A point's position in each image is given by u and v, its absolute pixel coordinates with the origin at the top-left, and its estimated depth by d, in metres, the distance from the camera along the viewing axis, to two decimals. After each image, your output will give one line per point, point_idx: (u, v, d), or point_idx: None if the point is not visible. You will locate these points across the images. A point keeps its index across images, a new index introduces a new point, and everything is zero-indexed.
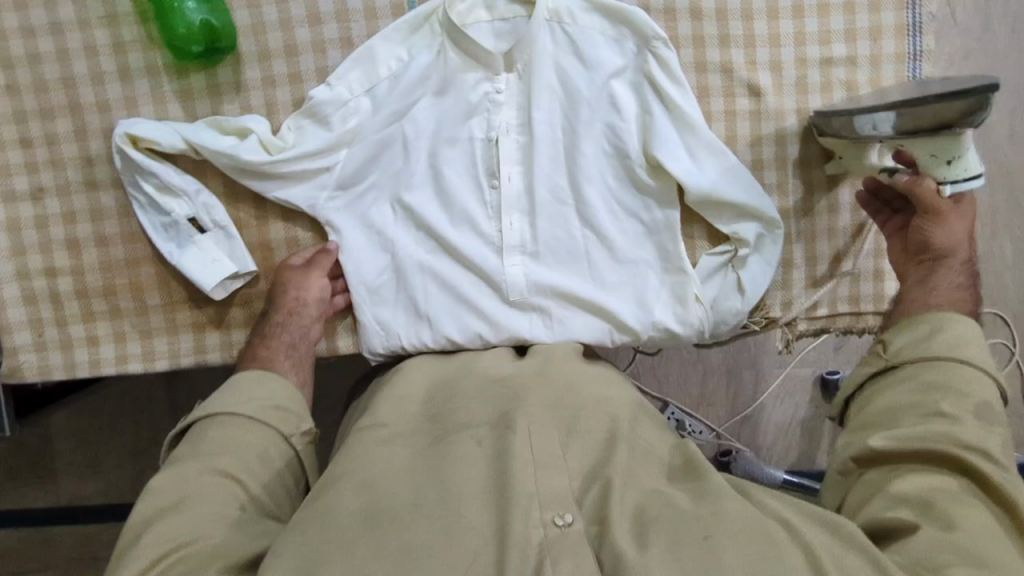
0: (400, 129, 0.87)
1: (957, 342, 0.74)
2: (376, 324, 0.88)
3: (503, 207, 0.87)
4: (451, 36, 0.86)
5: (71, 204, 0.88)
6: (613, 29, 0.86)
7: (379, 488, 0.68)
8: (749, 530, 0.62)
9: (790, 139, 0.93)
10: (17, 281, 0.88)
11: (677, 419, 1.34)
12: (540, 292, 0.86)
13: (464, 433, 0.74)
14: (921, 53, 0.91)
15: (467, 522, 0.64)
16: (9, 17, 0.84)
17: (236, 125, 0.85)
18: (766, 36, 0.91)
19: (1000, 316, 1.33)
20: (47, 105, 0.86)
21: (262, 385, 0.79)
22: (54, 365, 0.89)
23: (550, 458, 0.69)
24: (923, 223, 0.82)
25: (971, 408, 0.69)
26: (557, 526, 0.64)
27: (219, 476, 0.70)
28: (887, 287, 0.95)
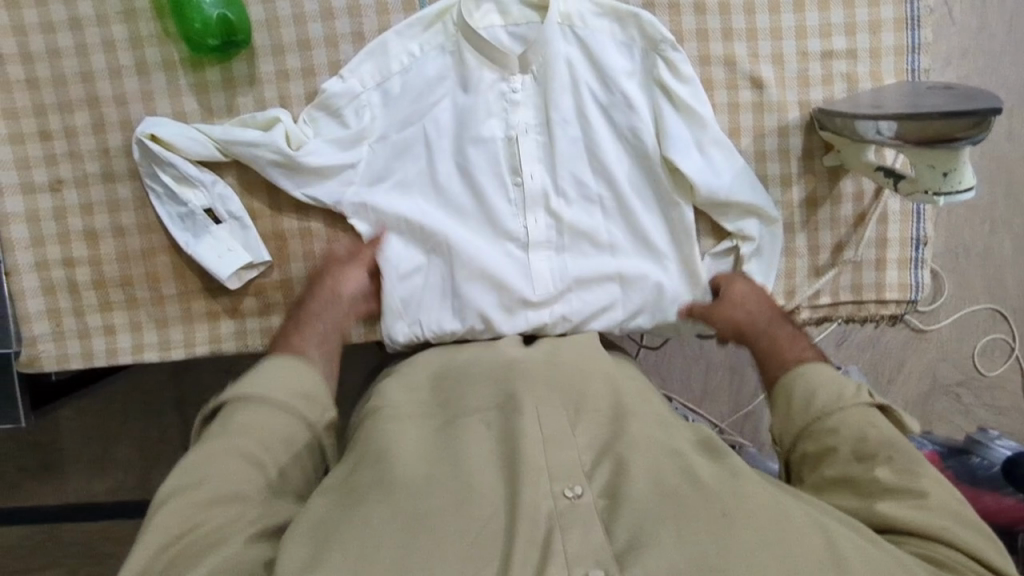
0: (422, 130, 0.89)
1: (836, 392, 0.76)
2: (404, 309, 0.90)
3: (527, 204, 0.89)
4: (466, 37, 0.87)
5: (89, 196, 0.89)
6: (623, 34, 0.89)
7: (394, 462, 0.70)
8: (770, 513, 0.63)
9: (792, 131, 0.95)
10: (36, 272, 0.90)
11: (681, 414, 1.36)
12: (579, 291, 0.90)
13: (474, 415, 0.76)
14: (919, 47, 0.94)
15: (478, 491, 0.66)
16: (30, 13, 0.86)
17: (265, 120, 0.88)
18: (769, 29, 0.93)
19: (999, 311, 1.35)
20: (66, 99, 0.88)
21: (292, 372, 0.76)
22: (72, 355, 0.91)
23: (559, 434, 0.71)
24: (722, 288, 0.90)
25: (853, 453, 0.71)
26: (567, 498, 0.65)
27: (251, 461, 0.70)
28: (887, 275, 0.98)
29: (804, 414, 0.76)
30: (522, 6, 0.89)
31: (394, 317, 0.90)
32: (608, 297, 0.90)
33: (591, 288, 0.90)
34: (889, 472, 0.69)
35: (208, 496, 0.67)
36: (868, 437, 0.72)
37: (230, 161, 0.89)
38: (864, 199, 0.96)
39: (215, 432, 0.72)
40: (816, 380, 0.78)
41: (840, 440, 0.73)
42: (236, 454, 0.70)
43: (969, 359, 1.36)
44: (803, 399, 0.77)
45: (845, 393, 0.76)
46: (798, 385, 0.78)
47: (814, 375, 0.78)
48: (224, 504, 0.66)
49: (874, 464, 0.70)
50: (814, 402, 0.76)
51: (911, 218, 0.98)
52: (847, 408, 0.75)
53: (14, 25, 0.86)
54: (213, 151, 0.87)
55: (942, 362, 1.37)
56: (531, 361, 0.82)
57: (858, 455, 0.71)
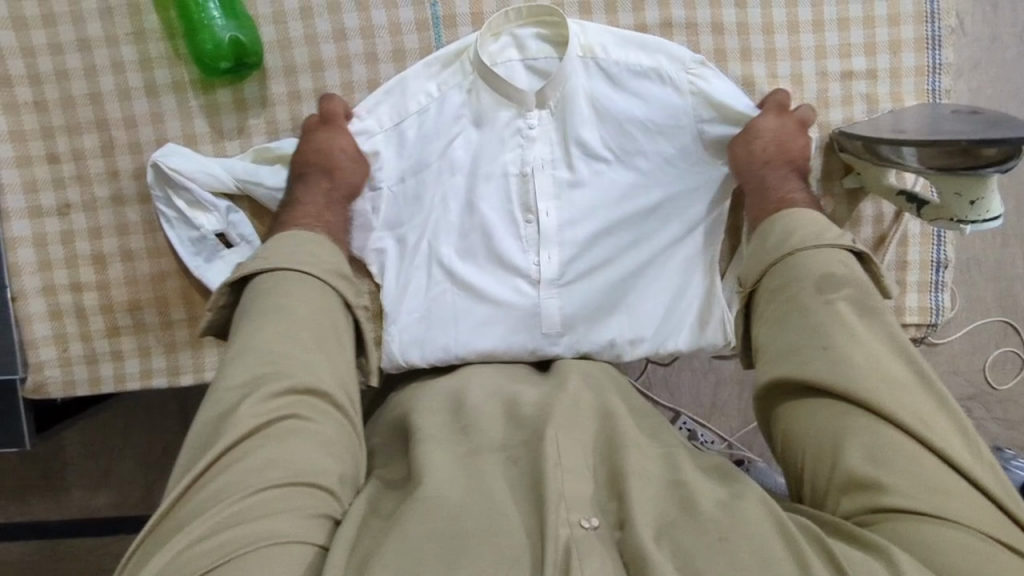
0: (436, 165, 0.89)
1: (809, 235, 0.77)
2: (404, 339, 0.89)
3: (539, 241, 0.89)
4: (481, 75, 0.87)
5: (98, 219, 0.88)
6: (647, 63, 0.88)
7: (425, 483, 0.68)
8: (770, 535, 0.62)
9: (811, 153, 0.93)
10: (43, 296, 0.89)
11: (688, 429, 1.33)
12: (589, 325, 0.91)
13: (496, 452, 0.74)
14: (941, 67, 0.92)
15: (514, 522, 0.65)
16: (37, 34, 0.84)
17: (281, 153, 0.87)
18: (788, 49, 0.92)
19: (1011, 324, 1.33)
20: (74, 121, 0.86)
21: (307, 303, 0.75)
22: (79, 381, 0.89)
23: (577, 465, 0.70)
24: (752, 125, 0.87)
25: (818, 284, 0.73)
26: (583, 527, 0.64)
27: (292, 429, 0.67)
28: (908, 298, 0.96)
29: (780, 247, 0.77)
30: (539, 43, 0.89)
31: (395, 348, 0.90)
32: (615, 329, 0.91)
33: (600, 326, 0.91)
34: (859, 454, 0.65)
35: (248, 476, 0.63)
36: (835, 274, 0.73)
37: (244, 194, 0.88)
38: (883, 221, 0.95)
39: (218, 407, 0.68)
40: (804, 220, 0.79)
41: (804, 275, 0.74)
42: (270, 418, 0.67)
43: (980, 373, 1.34)
44: (779, 237, 0.78)
45: (826, 233, 0.77)
46: (781, 226, 0.79)
47: (805, 216, 0.79)
48: (271, 482, 0.63)
49: (836, 300, 0.72)
50: (787, 240, 0.77)
51: (929, 241, 0.96)
52: (821, 246, 0.75)
53: (21, 47, 0.84)
54: (228, 184, 0.86)
55: (954, 376, 1.34)
56: (546, 396, 0.80)
57: (823, 288, 0.73)
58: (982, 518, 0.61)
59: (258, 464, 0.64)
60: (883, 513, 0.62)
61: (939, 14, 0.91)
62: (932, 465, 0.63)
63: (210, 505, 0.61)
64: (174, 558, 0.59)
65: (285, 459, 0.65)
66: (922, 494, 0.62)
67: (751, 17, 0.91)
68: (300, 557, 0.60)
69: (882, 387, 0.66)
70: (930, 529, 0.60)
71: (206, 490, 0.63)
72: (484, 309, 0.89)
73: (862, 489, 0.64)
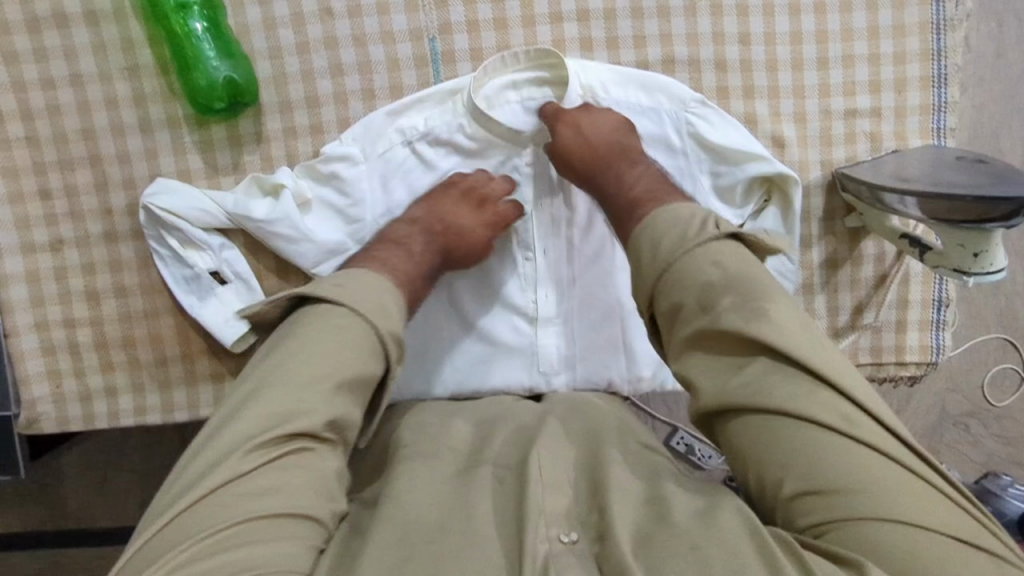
0: None
1: (676, 229, 0.69)
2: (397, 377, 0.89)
3: (536, 277, 0.89)
4: (475, 117, 0.86)
5: (90, 254, 0.87)
6: (648, 101, 0.87)
7: (393, 500, 0.65)
8: (743, 547, 0.56)
9: (814, 192, 0.92)
10: (36, 333, 0.88)
11: (687, 444, 1.21)
12: (586, 364, 0.90)
13: (485, 466, 0.70)
14: (947, 105, 0.91)
15: (493, 537, 0.61)
16: (30, 70, 0.84)
17: (272, 184, 0.85)
18: (791, 86, 0.91)
19: (1011, 341, 1.25)
20: (67, 157, 0.85)
21: (339, 337, 0.68)
22: (73, 417, 0.89)
23: (561, 478, 0.67)
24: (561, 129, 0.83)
25: (700, 299, 0.65)
26: (563, 542, 0.60)
27: (290, 465, 0.61)
28: (908, 337, 0.95)
29: (652, 264, 0.69)
30: (537, 82, 0.88)
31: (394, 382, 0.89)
32: (613, 366, 0.91)
33: (596, 365, 0.90)
34: (792, 459, 0.58)
35: (232, 507, 0.57)
36: (712, 282, 0.65)
37: (240, 228, 0.87)
38: (885, 260, 0.94)
39: (210, 441, 0.62)
40: (663, 223, 0.71)
41: (684, 292, 0.66)
42: (271, 459, 0.61)
43: (979, 390, 1.27)
44: (649, 248, 0.70)
45: (688, 231, 0.69)
46: (645, 236, 0.71)
47: (663, 216, 0.72)
48: (257, 515, 0.58)
49: (719, 314, 0.63)
50: (658, 251, 0.69)
51: (932, 280, 0.95)
52: (690, 250, 0.67)
53: (14, 83, 0.84)
54: (222, 220, 0.84)
55: (949, 392, 1.28)
56: (530, 423, 0.77)
57: (702, 305, 0.65)
58: (944, 520, 0.54)
59: (258, 496, 0.59)
60: (829, 520, 0.56)
61: (945, 53, 0.90)
62: (873, 461, 0.56)
63: (186, 542, 0.56)
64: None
65: (278, 495, 0.59)
66: (865, 491, 0.55)
67: (755, 53, 0.90)
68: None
69: (794, 388, 0.59)
70: (881, 531, 0.53)
71: (184, 523, 0.57)
72: (483, 346, 0.89)
73: (811, 498, 0.57)
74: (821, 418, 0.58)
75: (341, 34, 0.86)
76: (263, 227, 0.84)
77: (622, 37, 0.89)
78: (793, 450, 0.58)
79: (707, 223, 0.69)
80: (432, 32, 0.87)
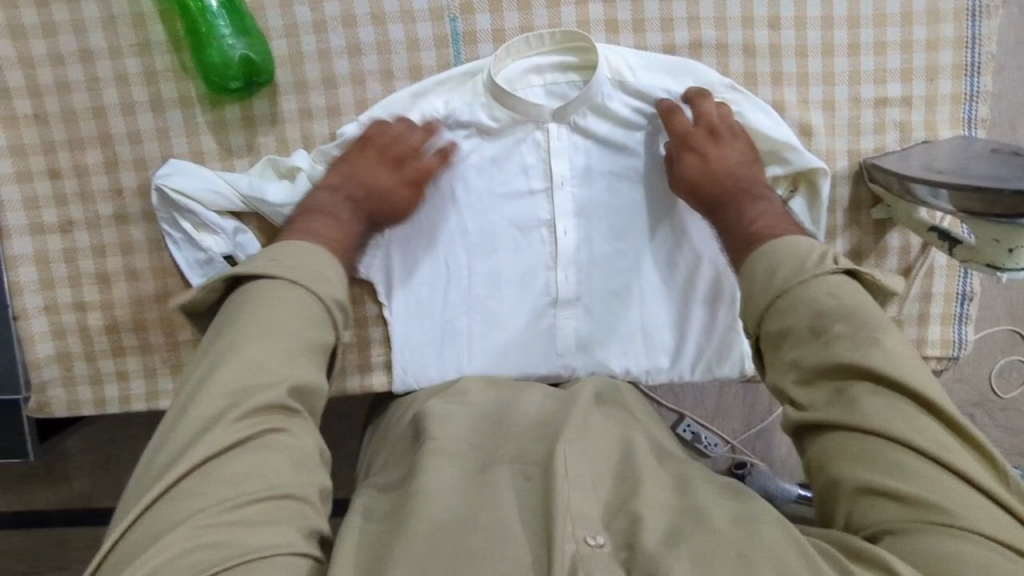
0: (450, 186, 0.86)
1: (794, 256, 0.70)
2: (406, 361, 0.88)
3: (558, 258, 0.87)
4: (497, 96, 0.83)
5: (101, 236, 0.85)
6: (676, 86, 0.85)
7: (419, 502, 0.62)
8: (790, 558, 0.55)
9: (840, 182, 0.90)
10: (46, 315, 0.86)
11: (692, 432, 1.20)
12: (604, 349, 0.90)
13: (513, 467, 0.68)
14: (978, 95, 0.89)
15: (521, 539, 0.59)
16: (37, 45, 0.81)
17: (289, 167, 0.83)
18: (820, 73, 0.88)
19: (1019, 332, 1.24)
20: (76, 136, 0.83)
21: (306, 316, 0.68)
22: (84, 401, 0.87)
23: (583, 478, 0.64)
24: (704, 139, 0.82)
25: (811, 326, 0.65)
26: (589, 544, 0.58)
27: (268, 445, 0.60)
28: (930, 331, 0.94)
29: (766, 289, 0.69)
30: (561, 66, 0.85)
31: (407, 371, 0.88)
32: (630, 352, 0.90)
33: (615, 351, 0.90)
34: (881, 473, 0.58)
35: (214, 487, 0.56)
36: (825, 308, 0.65)
37: (254, 212, 0.85)
38: (909, 253, 0.92)
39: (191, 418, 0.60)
40: (778, 256, 0.70)
41: (796, 316, 0.66)
42: (252, 432, 0.60)
43: (986, 380, 1.25)
44: (766, 272, 0.70)
45: (806, 264, 0.68)
46: (761, 264, 0.71)
47: (781, 248, 0.71)
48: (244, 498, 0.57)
49: (832, 338, 0.64)
50: (774, 277, 0.69)
51: (956, 273, 0.93)
52: (809, 280, 0.67)
53: (21, 58, 0.81)
54: (237, 202, 0.83)
55: (957, 383, 1.25)
56: (547, 416, 0.74)
57: (814, 330, 0.65)
58: (999, 529, 0.54)
59: (238, 473, 0.58)
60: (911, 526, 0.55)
61: (979, 40, 0.87)
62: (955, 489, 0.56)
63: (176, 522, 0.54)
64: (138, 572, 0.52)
65: (261, 478, 0.58)
66: (941, 508, 0.55)
67: (784, 38, 0.87)
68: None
69: (897, 414, 0.60)
70: (949, 542, 0.53)
71: (165, 512, 0.56)
72: (501, 330, 0.88)
73: (891, 505, 0.57)
74: (918, 444, 0.58)
75: (359, 12, 0.83)
76: (279, 211, 0.83)
77: (649, 19, 0.86)
78: (873, 457, 0.59)
79: (826, 257, 0.69)
80: (453, 12, 0.84)
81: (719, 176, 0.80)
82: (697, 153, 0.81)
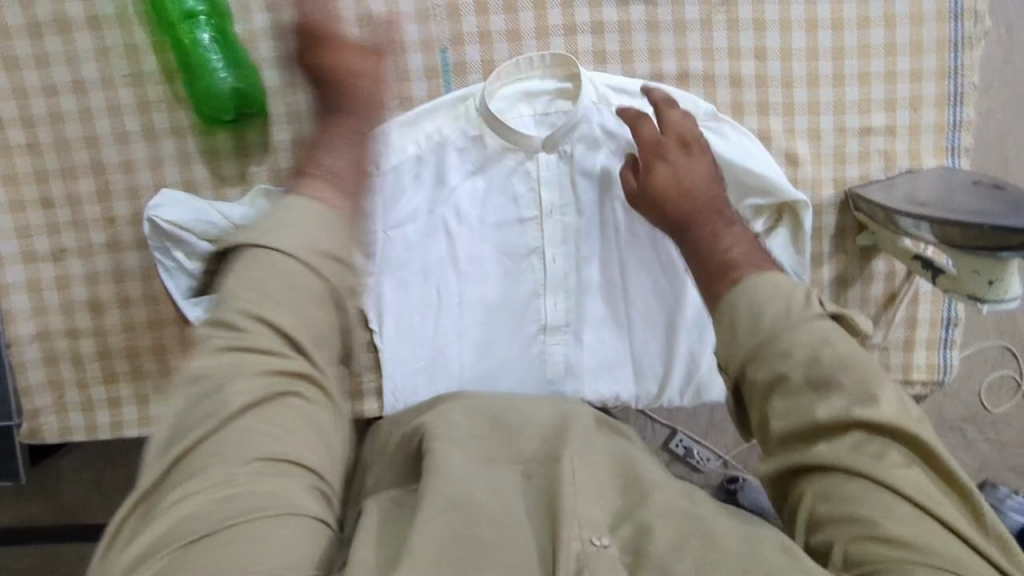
0: (443, 214, 0.88)
1: (782, 294, 0.62)
2: (395, 391, 0.89)
3: (549, 285, 0.89)
4: (490, 123, 0.85)
5: (93, 265, 0.86)
6: None
7: (431, 481, 0.60)
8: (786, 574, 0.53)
9: (826, 210, 0.91)
10: (38, 342, 0.86)
11: (685, 446, 1.21)
12: (592, 373, 0.91)
13: (513, 464, 0.65)
14: (961, 124, 0.90)
15: (529, 537, 0.58)
16: (31, 76, 0.82)
17: (280, 197, 0.84)
18: (806, 102, 0.89)
19: (1007, 348, 1.24)
20: (69, 165, 0.84)
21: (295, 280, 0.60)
22: (76, 427, 0.88)
23: (591, 485, 0.62)
24: (671, 163, 0.78)
25: (806, 378, 0.58)
26: (594, 544, 0.56)
27: (281, 404, 0.58)
28: (916, 356, 0.95)
29: (751, 336, 0.61)
30: (551, 96, 0.87)
31: (401, 397, 0.89)
32: (618, 372, 0.91)
33: (603, 374, 0.91)
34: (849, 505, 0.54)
35: (245, 444, 0.55)
36: (822, 356, 0.58)
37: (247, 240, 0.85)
38: (895, 279, 0.93)
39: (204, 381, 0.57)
40: (763, 293, 0.62)
41: (790, 363, 0.58)
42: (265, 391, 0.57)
43: (974, 396, 1.25)
44: (749, 319, 0.61)
45: (792, 306, 0.61)
46: (741, 299, 0.63)
47: (763, 288, 0.62)
48: (265, 459, 0.55)
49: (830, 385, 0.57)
50: (764, 323, 0.61)
51: (941, 300, 0.95)
52: (801, 325, 0.60)
53: (14, 89, 0.82)
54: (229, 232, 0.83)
55: (945, 400, 1.26)
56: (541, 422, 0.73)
57: (810, 379, 0.58)
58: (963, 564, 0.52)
59: (241, 436, 0.55)
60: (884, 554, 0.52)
61: (962, 71, 0.89)
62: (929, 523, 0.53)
63: (176, 491, 0.53)
64: (171, 526, 0.51)
65: (270, 439, 0.56)
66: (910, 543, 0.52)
67: (770, 69, 0.89)
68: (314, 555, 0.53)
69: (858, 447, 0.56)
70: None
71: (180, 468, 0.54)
72: (490, 356, 0.89)
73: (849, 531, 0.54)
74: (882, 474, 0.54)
75: None
76: None
77: (637, 50, 0.88)
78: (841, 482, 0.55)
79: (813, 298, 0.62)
80: (444, 44, 0.87)
81: (684, 200, 0.76)
82: (663, 179, 0.77)
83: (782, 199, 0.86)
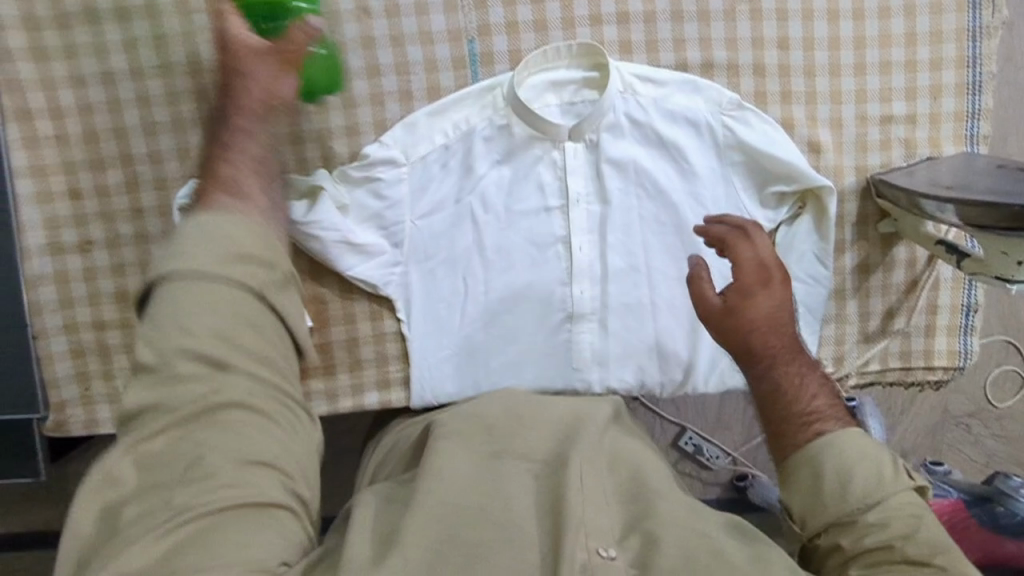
0: (469, 202, 0.88)
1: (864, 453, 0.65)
2: (422, 381, 0.88)
3: (574, 274, 0.89)
4: (518, 111, 0.86)
5: (120, 256, 0.86)
6: (687, 98, 0.88)
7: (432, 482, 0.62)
8: None
9: (848, 198, 0.92)
10: (64, 334, 0.86)
11: (694, 445, 1.21)
12: (620, 362, 0.90)
13: (521, 459, 0.66)
14: (980, 112, 0.92)
15: (534, 538, 0.59)
16: (59, 67, 0.82)
17: (309, 185, 0.83)
18: (828, 91, 0.91)
19: (1013, 343, 1.25)
20: (97, 156, 0.84)
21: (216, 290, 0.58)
22: (101, 420, 0.87)
23: (598, 494, 0.62)
24: (760, 296, 0.71)
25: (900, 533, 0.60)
26: (601, 556, 0.57)
27: (216, 389, 0.56)
28: (937, 342, 0.96)
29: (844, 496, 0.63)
30: (578, 86, 0.89)
31: (428, 389, 0.88)
32: (644, 359, 0.91)
33: (631, 364, 0.91)
34: None
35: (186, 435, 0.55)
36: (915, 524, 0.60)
37: None
38: (916, 265, 0.94)
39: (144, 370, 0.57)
40: (849, 451, 0.64)
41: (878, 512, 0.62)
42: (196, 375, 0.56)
43: (981, 390, 1.26)
44: (836, 481, 0.63)
45: (884, 477, 0.64)
46: (828, 456, 0.64)
47: (851, 450, 0.64)
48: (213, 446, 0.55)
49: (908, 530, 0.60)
50: (851, 484, 0.63)
51: (961, 285, 0.96)
52: (897, 492, 0.63)
53: (41, 79, 0.82)
54: None
55: (955, 394, 1.26)
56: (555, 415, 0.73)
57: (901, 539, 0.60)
58: None
59: (186, 420, 0.55)
60: None
61: (980, 60, 0.91)
62: None
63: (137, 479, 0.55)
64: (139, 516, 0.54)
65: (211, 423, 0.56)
66: None
67: (792, 58, 0.90)
68: (274, 548, 0.55)
69: None
70: None
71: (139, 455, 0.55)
72: (517, 345, 0.89)
73: None
74: None
75: (378, 33, 0.86)
76: (304, 230, 0.82)
77: (661, 40, 0.89)
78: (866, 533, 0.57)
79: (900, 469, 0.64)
80: (471, 34, 0.87)
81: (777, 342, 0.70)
82: (758, 312, 0.70)
83: (806, 185, 0.87)
